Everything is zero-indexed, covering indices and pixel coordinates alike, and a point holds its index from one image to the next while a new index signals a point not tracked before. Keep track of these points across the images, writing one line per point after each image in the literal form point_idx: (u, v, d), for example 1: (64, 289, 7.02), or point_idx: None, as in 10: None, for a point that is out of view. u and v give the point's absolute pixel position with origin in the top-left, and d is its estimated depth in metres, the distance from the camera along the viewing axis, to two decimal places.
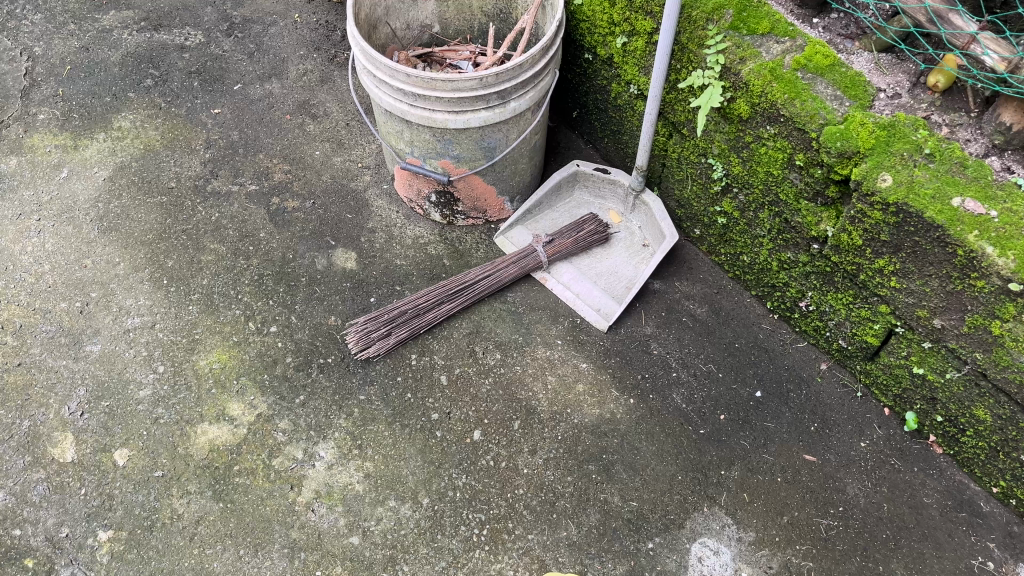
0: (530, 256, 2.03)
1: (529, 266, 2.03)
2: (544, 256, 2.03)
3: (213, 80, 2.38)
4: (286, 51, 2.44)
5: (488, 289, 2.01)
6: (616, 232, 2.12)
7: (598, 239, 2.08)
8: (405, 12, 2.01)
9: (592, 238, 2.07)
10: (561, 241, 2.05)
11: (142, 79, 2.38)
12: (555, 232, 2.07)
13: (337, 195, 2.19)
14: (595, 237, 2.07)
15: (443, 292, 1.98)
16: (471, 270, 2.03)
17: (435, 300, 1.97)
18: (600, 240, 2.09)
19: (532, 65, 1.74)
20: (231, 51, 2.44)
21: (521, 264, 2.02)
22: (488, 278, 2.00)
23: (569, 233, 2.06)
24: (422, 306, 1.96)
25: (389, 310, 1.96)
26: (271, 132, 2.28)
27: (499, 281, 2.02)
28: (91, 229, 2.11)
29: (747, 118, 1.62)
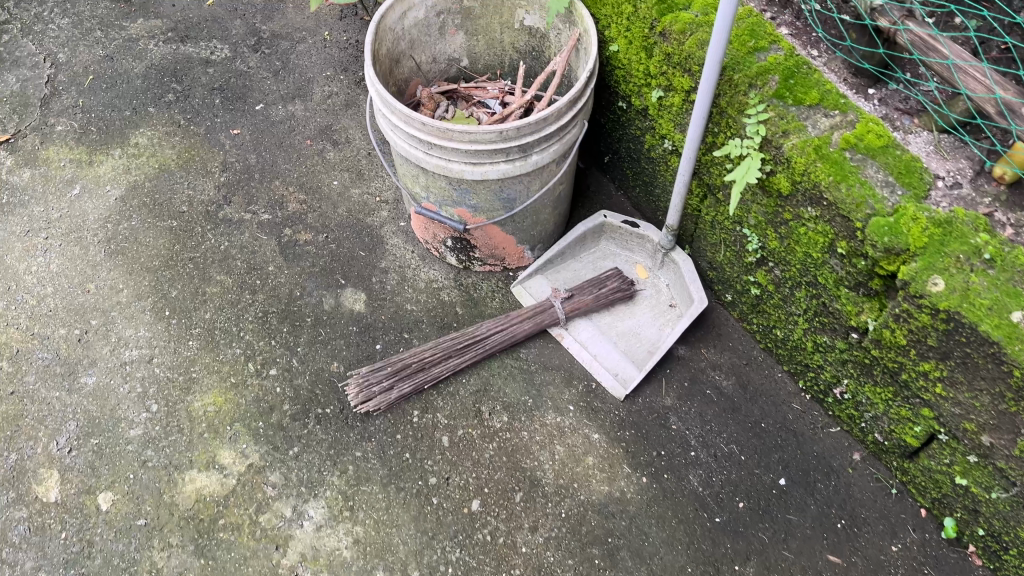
0: (548, 313, 1.90)
1: (547, 323, 1.91)
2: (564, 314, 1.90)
3: (236, 98, 2.29)
4: (312, 70, 2.35)
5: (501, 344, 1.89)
6: (642, 291, 1.98)
7: (622, 298, 1.95)
8: (432, 45, 1.89)
9: (616, 297, 1.94)
10: (583, 298, 1.92)
11: (163, 93, 2.31)
12: (577, 287, 1.94)
13: (352, 229, 2.09)
14: (619, 297, 1.94)
15: (452, 347, 1.86)
16: (482, 322, 1.91)
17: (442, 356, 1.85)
18: (625, 299, 1.95)
19: (557, 118, 1.62)
20: (256, 68, 2.35)
21: (537, 319, 1.89)
22: (502, 334, 1.88)
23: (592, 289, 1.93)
24: (428, 361, 1.85)
25: (393, 363, 1.85)
26: (290, 158, 2.19)
27: (516, 336, 1.89)
28: (98, 251, 2.04)
29: (787, 195, 1.47)
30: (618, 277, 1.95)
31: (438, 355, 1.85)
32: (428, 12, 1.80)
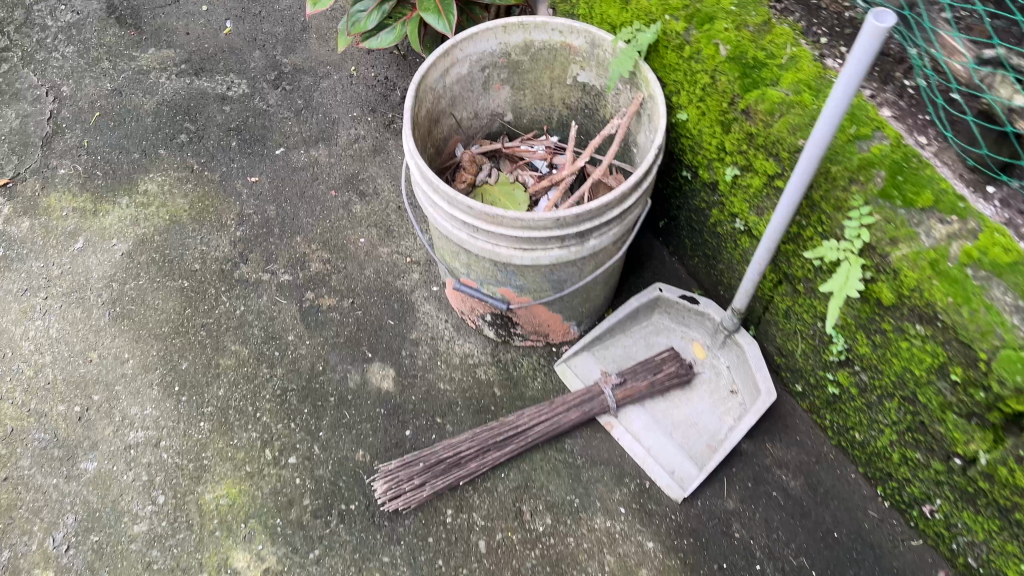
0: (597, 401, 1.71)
1: (595, 412, 1.71)
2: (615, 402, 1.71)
3: (254, 141, 2.11)
4: (338, 111, 2.17)
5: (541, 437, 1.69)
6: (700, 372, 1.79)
7: (678, 383, 1.75)
8: (474, 101, 1.70)
9: (671, 382, 1.74)
10: (635, 385, 1.72)
11: (175, 133, 2.13)
12: (628, 370, 1.75)
13: (380, 294, 1.90)
14: (676, 382, 1.74)
15: (488, 439, 1.68)
16: (523, 410, 1.72)
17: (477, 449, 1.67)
18: (681, 383, 1.76)
19: (621, 201, 1.43)
20: (276, 107, 2.17)
21: (585, 408, 1.70)
22: (543, 426, 1.69)
23: (645, 374, 1.74)
24: (463, 455, 1.66)
25: (425, 456, 1.67)
26: (313, 210, 2.01)
27: (555, 428, 1.70)
28: (101, 315, 1.87)
29: (890, 306, 1.27)
30: (674, 359, 1.76)
31: (472, 449, 1.67)
32: (473, 69, 1.61)
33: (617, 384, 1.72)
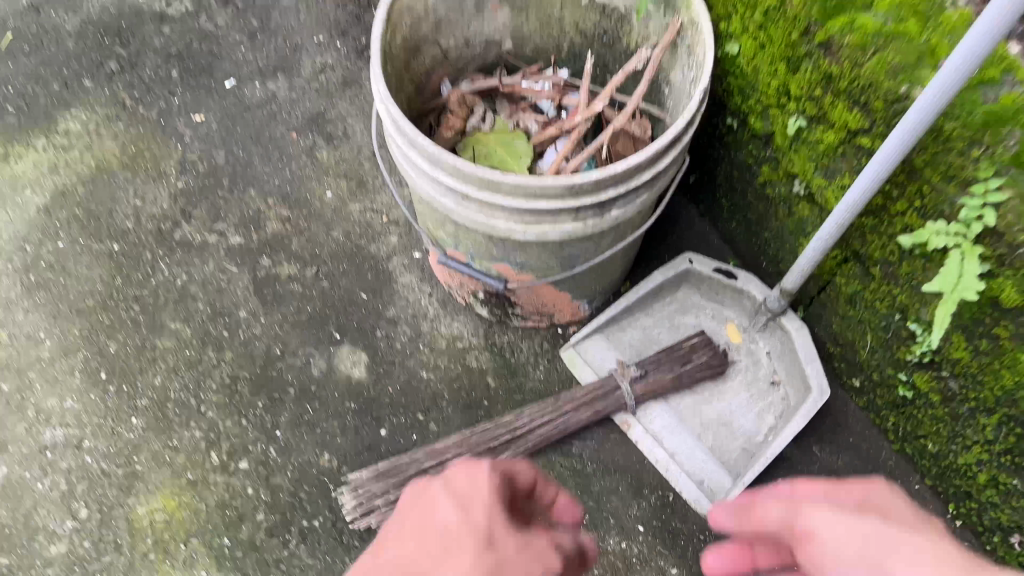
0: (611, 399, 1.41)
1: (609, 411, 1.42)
2: (632, 401, 1.41)
3: (199, 71, 1.76)
4: (301, 34, 1.80)
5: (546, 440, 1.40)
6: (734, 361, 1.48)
7: (708, 375, 1.45)
8: (465, 25, 1.34)
9: (700, 374, 1.44)
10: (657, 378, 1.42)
11: (103, 60, 1.77)
12: (648, 360, 1.44)
13: (350, 260, 1.58)
14: (705, 374, 1.44)
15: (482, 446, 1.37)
16: (522, 409, 1.42)
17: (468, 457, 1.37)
18: (711, 376, 1.45)
19: (654, 163, 1.11)
20: (225, 30, 1.81)
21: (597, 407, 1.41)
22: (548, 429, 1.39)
23: (669, 364, 1.43)
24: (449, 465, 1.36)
25: (400, 469, 1.36)
26: (269, 157, 1.67)
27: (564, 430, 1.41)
28: (14, 285, 1.55)
29: (1011, 309, 0.98)
30: (702, 346, 1.45)
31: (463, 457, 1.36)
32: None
33: (635, 378, 1.41)
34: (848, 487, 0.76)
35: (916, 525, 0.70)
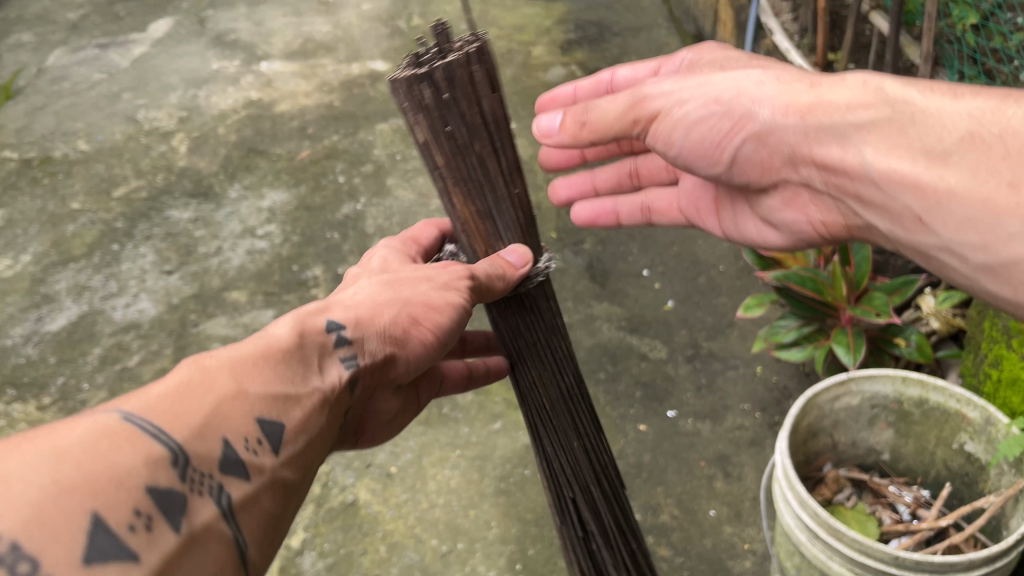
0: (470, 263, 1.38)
1: (530, 281, 1.34)
2: (546, 270, 1.36)
3: (655, 397, 2.49)
4: (733, 398, 2.46)
5: (564, 336, 1.47)
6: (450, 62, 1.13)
7: (485, 119, 1.21)
8: (856, 430, 1.91)
9: (484, 174, 1.26)
10: (504, 235, 1.33)
11: (598, 370, 2.58)
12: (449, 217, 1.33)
13: (709, 565, 2.09)
14: (475, 115, 1.19)
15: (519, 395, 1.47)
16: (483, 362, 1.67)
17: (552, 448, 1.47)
18: (484, 104, 1.19)
19: (969, 568, 1.46)
20: (682, 377, 2.53)
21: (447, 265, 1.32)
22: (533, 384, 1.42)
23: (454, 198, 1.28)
24: (573, 496, 1.50)
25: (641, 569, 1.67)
26: (680, 470, 2.30)
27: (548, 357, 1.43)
28: (489, 485, 2.33)
29: None
30: (439, 176, 1.26)
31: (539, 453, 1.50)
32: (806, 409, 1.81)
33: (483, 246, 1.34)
34: (708, 145, 1.35)
35: (786, 91, 1.26)
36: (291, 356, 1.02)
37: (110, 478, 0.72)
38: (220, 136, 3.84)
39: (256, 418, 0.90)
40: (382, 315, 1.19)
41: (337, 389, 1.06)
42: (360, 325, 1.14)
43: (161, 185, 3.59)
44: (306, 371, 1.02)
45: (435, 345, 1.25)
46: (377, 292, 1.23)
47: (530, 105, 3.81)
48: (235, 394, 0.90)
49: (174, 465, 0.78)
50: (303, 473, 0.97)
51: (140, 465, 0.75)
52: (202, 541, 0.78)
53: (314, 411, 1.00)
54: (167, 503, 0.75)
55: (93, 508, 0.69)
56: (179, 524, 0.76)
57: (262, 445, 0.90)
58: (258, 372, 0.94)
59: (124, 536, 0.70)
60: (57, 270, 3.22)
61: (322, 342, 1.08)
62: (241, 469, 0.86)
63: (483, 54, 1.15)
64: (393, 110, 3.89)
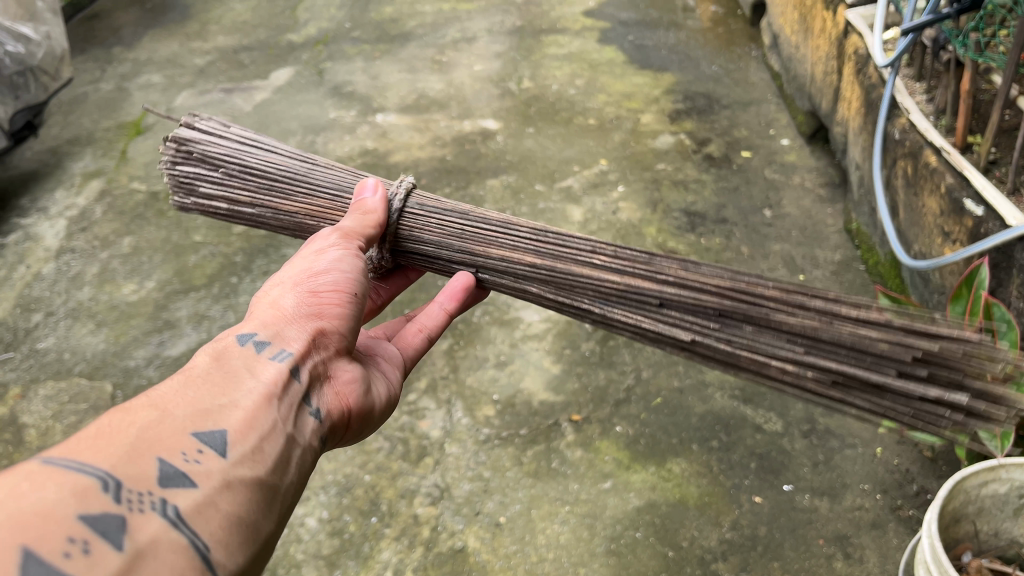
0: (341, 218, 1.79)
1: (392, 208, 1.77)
2: (403, 190, 1.81)
3: (771, 470, 2.45)
4: (852, 477, 2.40)
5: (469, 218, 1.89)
6: (190, 135, 1.91)
7: (246, 150, 1.92)
8: (999, 519, 1.85)
9: (276, 174, 1.87)
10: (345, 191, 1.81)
11: (710, 438, 2.57)
12: (297, 224, 1.84)
13: None
14: (227, 153, 1.91)
15: (518, 293, 1.77)
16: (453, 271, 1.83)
17: (591, 294, 1.68)
18: (233, 140, 1.94)
19: None
20: (798, 451, 2.49)
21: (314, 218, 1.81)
22: (501, 261, 1.74)
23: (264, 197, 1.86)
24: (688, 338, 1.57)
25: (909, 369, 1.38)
26: (797, 546, 2.24)
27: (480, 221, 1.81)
28: (600, 544, 2.30)
29: None
30: (264, 215, 1.88)
31: (594, 312, 1.68)
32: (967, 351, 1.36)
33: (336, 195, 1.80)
34: None
35: None
36: (211, 376, 1.19)
37: (37, 514, 0.85)
38: None
39: (188, 434, 1.05)
40: (290, 306, 1.41)
41: (278, 382, 1.24)
42: (271, 326, 1.36)
43: None
44: (235, 382, 1.21)
45: (350, 303, 1.47)
46: (287, 299, 1.42)
47: (639, 171, 3.85)
48: (162, 421, 1.05)
49: (106, 490, 0.91)
50: (263, 468, 1.10)
51: (67, 497, 0.88)
52: (149, 554, 0.89)
53: (254, 411, 1.17)
54: (103, 524, 0.87)
55: (24, 545, 0.81)
56: (121, 542, 0.87)
57: (204, 453, 1.04)
58: (181, 397, 1.11)
59: (56, 561, 0.81)
60: (178, 297, 3.34)
61: (243, 354, 1.27)
62: (185, 479, 0.99)
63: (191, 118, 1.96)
64: (503, 168, 3.98)
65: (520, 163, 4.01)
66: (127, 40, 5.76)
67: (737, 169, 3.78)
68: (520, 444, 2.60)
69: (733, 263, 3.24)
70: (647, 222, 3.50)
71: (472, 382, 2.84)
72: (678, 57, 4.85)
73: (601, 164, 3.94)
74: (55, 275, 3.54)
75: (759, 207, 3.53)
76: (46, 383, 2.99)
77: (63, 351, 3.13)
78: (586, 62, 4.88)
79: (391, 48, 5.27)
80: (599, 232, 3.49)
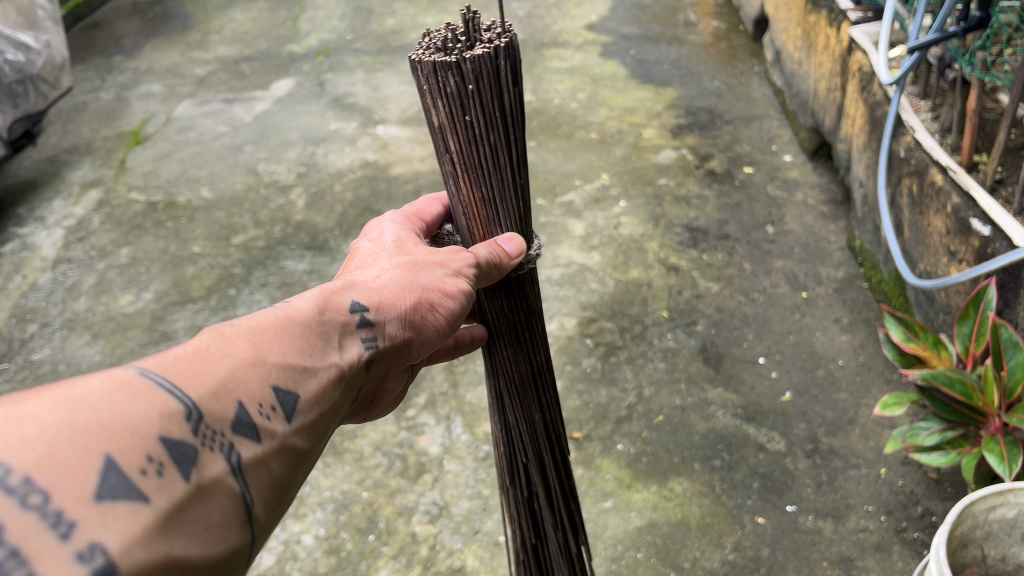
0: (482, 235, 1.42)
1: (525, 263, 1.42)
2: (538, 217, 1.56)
3: (773, 490, 2.42)
4: (855, 498, 2.37)
5: (541, 318, 1.57)
6: (493, 57, 1.22)
7: (502, 114, 1.29)
8: (1008, 544, 1.82)
9: (502, 164, 1.34)
10: (503, 222, 1.40)
11: (712, 457, 2.54)
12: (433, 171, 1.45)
13: None
14: (498, 112, 1.28)
15: None
16: None
17: None
18: (502, 100, 1.27)
19: None
20: (802, 472, 2.46)
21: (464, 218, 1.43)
22: None
23: (460, 172, 1.36)
24: (525, 461, 1.64)
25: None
26: (800, 568, 2.21)
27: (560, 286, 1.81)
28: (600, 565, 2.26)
29: None
30: (450, 159, 1.36)
31: None
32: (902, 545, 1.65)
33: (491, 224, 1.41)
34: None
35: None
36: (308, 335, 1.08)
37: (124, 424, 0.78)
38: (336, 194, 3.95)
39: (271, 386, 0.96)
40: (397, 289, 1.28)
41: (354, 367, 1.14)
42: (378, 307, 1.23)
43: (278, 235, 3.69)
44: (325, 349, 1.10)
45: (449, 317, 1.34)
46: (395, 273, 1.31)
47: (641, 186, 3.84)
48: (253, 364, 0.96)
49: (188, 419, 0.83)
50: (313, 445, 1.02)
51: (154, 417, 0.80)
52: (207, 499, 0.81)
53: (328, 386, 1.07)
54: (178, 453, 0.80)
55: (106, 453, 0.74)
56: (189, 474, 0.80)
57: (275, 412, 0.96)
58: (276, 343, 1.01)
59: (133, 478, 0.74)
60: (175, 309, 3.31)
61: (345, 321, 1.16)
62: (253, 431, 0.91)
63: (509, 50, 1.23)
64: None
65: None
66: (128, 49, 5.75)
67: (739, 185, 3.76)
68: None
69: (735, 279, 3.22)
70: (648, 238, 3.48)
71: (472, 398, 2.81)
72: (680, 72, 4.84)
73: (602, 178, 3.92)
74: (51, 285, 3.51)
75: (761, 223, 3.51)
76: None
77: (58, 362, 3.10)
78: (588, 76, 4.87)
79: (393, 60, 5.26)
80: (601, 247, 3.47)
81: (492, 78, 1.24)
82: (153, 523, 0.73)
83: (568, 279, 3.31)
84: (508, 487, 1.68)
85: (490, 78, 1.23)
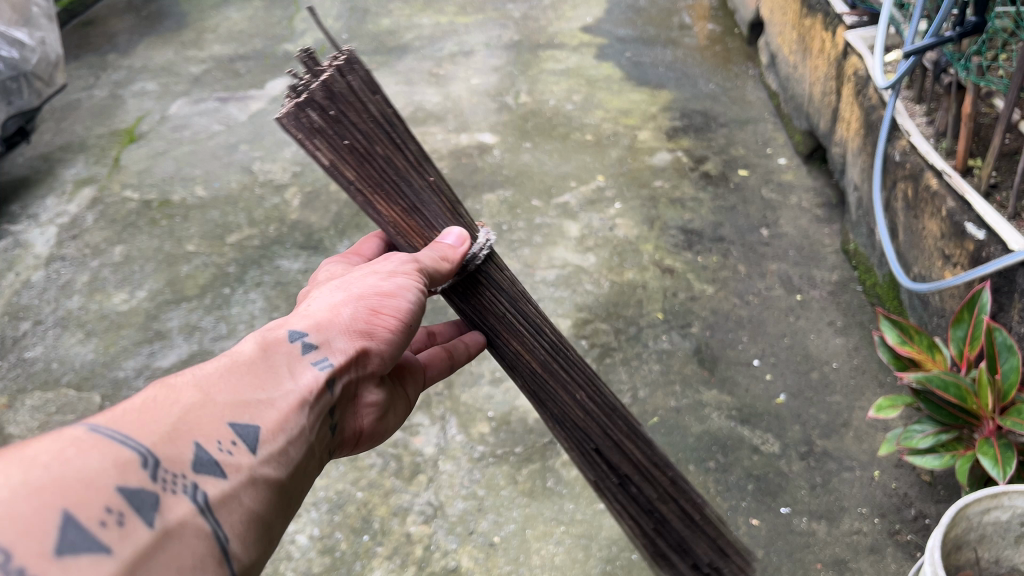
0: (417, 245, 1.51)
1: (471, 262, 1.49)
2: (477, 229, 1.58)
3: (768, 492, 2.43)
4: (849, 501, 2.38)
5: (529, 299, 1.64)
6: (340, 74, 1.34)
7: (374, 122, 1.42)
8: (1002, 547, 1.83)
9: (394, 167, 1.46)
10: (434, 222, 1.50)
11: (707, 458, 2.54)
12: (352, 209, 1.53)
13: None
14: (367, 125, 1.41)
15: None
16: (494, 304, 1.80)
17: None
18: (370, 109, 1.41)
19: None
20: (796, 474, 2.46)
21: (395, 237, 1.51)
22: None
23: (368, 193, 1.45)
24: (598, 447, 1.66)
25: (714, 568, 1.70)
26: (795, 570, 2.22)
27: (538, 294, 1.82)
28: (595, 566, 2.26)
29: None
30: (357, 192, 1.45)
31: None
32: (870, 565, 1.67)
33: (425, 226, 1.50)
34: None
35: None
36: (256, 370, 1.11)
37: (79, 479, 0.81)
38: (331, 193, 3.94)
39: (226, 424, 0.99)
40: (343, 313, 1.30)
41: (315, 391, 1.16)
42: (323, 331, 1.25)
43: (273, 235, 3.68)
44: (277, 380, 1.12)
45: (402, 329, 1.36)
46: (333, 296, 1.34)
47: (636, 188, 3.84)
48: (204, 405, 0.99)
49: (143, 467, 0.86)
50: (287, 472, 1.05)
51: (109, 468, 0.83)
52: (177, 540, 0.84)
53: (290, 413, 1.09)
54: (139, 501, 0.83)
55: (64, 507, 0.77)
56: (151, 520, 0.83)
57: (236, 446, 0.98)
58: (225, 383, 1.04)
59: (95, 530, 0.77)
60: (169, 308, 3.30)
61: (293, 352, 1.18)
62: (216, 468, 0.94)
63: (352, 64, 1.36)
64: (500, 182, 3.97)
65: (517, 178, 3.99)
66: (122, 48, 5.73)
67: (734, 188, 3.77)
68: (514, 463, 2.57)
69: (730, 281, 3.23)
70: (643, 240, 3.49)
71: (466, 399, 2.81)
72: (676, 74, 4.86)
73: (597, 180, 3.93)
74: (44, 283, 3.50)
75: (756, 225, 3.52)
76: (33, 393, 2.94)
77: (51, 361, 3.09)
78: (583, 78, 4.88)
79: (388, 60, 5.26)
80: (596, 249, 3.47)
81: (348, 96, 1.36)
82: (120, 571, 0.77)
83: (563, 280, 3.31)
84: (597, 480, 1.68)
85: (346, 96, 1.36)
